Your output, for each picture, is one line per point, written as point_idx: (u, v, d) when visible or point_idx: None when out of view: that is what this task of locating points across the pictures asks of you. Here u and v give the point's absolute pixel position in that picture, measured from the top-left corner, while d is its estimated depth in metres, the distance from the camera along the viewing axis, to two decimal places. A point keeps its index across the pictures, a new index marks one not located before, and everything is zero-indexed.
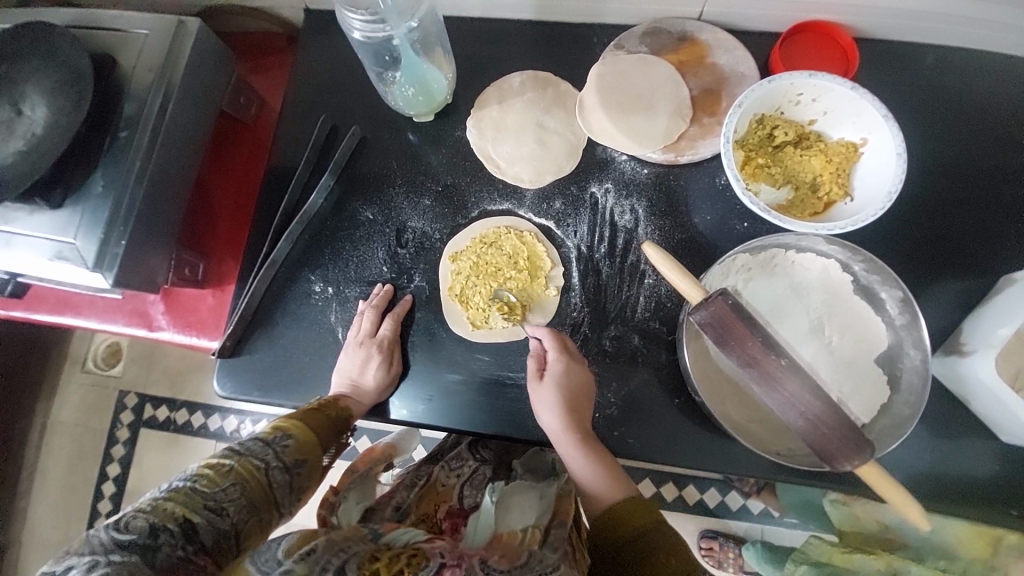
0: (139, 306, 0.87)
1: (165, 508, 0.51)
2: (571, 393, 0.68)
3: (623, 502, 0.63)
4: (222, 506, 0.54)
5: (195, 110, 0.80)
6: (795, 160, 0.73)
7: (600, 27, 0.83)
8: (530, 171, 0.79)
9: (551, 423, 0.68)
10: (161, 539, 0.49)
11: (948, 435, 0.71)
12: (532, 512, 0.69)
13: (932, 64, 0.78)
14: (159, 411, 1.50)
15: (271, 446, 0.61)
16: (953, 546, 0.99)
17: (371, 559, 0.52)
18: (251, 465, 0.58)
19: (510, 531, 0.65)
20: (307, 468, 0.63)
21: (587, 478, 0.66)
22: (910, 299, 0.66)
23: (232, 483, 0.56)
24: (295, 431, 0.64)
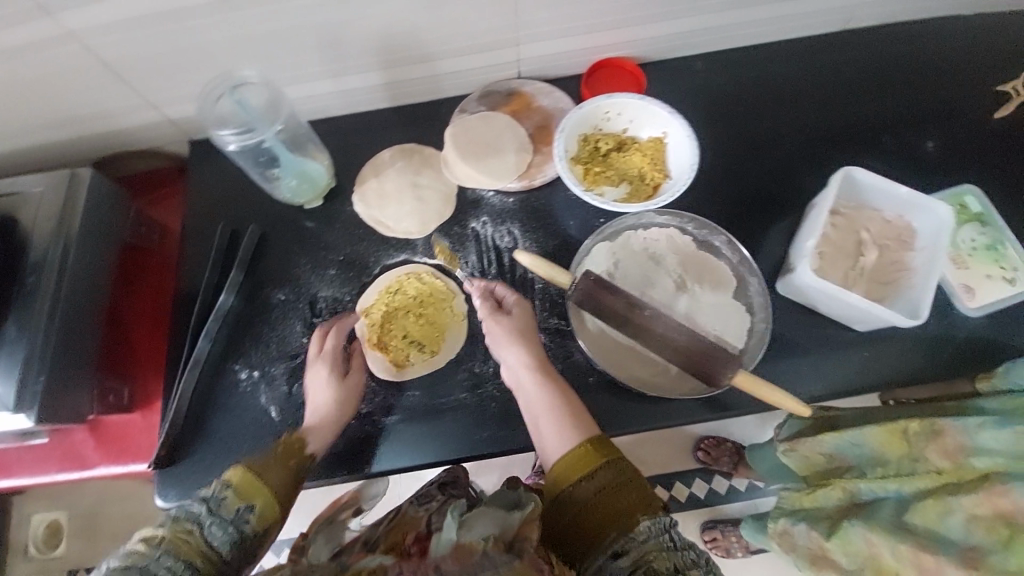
0: (68, 447, 0.89)
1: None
2: (527, 333, 0.77)
3: (573, 448, 0.66)
4: (156, 574, 0.54)
5: (98, 246, 0.86)
6: (621, 161, 0.90)
7: (446, 100, 1.01)
8: (416, 223, 0.91)
9: (510, 349, 0.76)
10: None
11: (815, 342, 0.84)
12: (496, 524, 0.59)
13: (700, 69, 1.00)
14: None
15: (209, 502, 0.61)
16: (880, 451, 0.87)
17: None
18: (182, 529, 0.58)
19: (471, 539, 0.56)
20: (256, 513, 0.62)
21: (547, 424, 0.70)
22: (734, 241, 0.82)
23: (164, 551, 0.55)
24: (232, 480, 0.63)
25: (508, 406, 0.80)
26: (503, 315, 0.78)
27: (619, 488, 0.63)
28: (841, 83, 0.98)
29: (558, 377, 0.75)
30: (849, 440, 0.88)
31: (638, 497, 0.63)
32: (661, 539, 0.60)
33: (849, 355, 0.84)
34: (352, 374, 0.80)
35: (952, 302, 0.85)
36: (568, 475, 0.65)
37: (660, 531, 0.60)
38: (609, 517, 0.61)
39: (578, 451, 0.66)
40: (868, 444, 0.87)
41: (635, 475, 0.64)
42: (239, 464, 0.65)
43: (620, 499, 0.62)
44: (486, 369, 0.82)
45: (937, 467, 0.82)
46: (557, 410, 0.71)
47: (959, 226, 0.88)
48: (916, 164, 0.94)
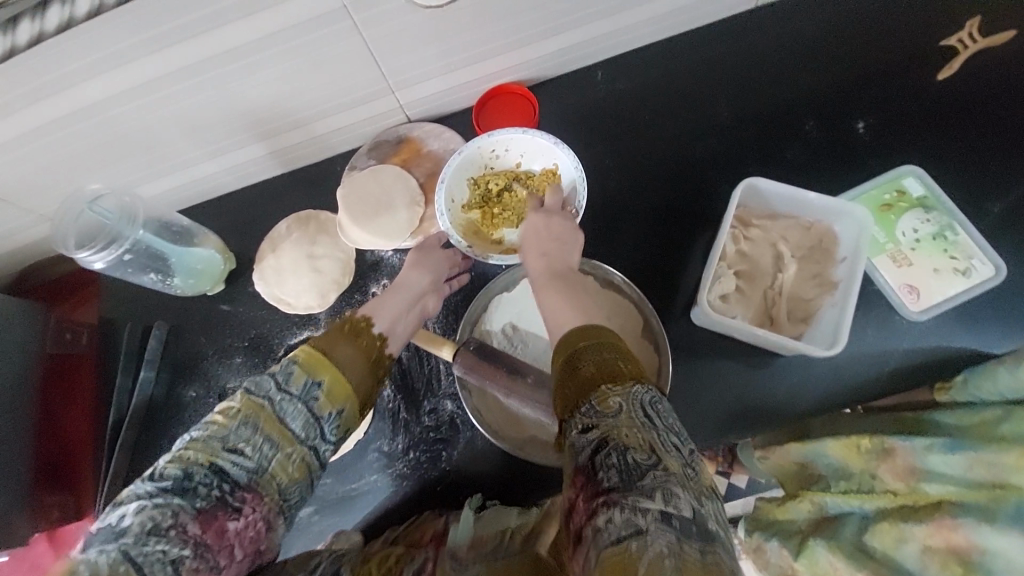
0: (34, 558, 0.92)
1: (186, 455, 0.54)
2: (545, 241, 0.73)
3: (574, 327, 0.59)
4: (241, 445, 0.56)
5: (17, 364, 0.88)
6: (515, 200, 0.84)
7: (339, 156, 0.97)
8: (316, 296, 0.88)
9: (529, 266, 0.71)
10: (195, 482, 0.52)
11: (737, 369, 0.79)
12: (509, 518, 0.72)
13: (601, 78, 0.92)
14: None
15: (275, 376, 0.60)
16: (845, 464, 0.73)
17: (363, 561, 0.63)
18: (255, 402, 0.58)
19: (487, 534, 0.69)
20: (323, 390, 0.62)
21: (552, 315, 0.64)
22: (627, 282, 0.79)
23: (243, 422, 0.57)
24: (299, 356, 0.62)
25: (418, 482, 0.80)
26: (557, 210, 0.76)
27: (596, 368, 0.53)
28: (760, 67, 0.88)
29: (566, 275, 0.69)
30: (815, 452, 0.74)
31: (619, 370, 0.53)
32: (633, 415, 0.50)
33: (776, 379, 0.78)
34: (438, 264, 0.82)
35: (891, 306, 0.77)
36: (568, 349, 0.57)
37: (636, 405, 0.51)
38: (581, 396, 0.53)
39: (568, 333, 0.59)
40: (833, 457, 0.73)
41: (626, 354, 0.55)
42: (312, 340, 0.66)
43: (619, 367, 0.54)
44: (394, 447, 0.81)
45: (889, 487, 0.71)
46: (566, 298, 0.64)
47: (896, 218, 0.80)
48: (846, 150, 0.84)
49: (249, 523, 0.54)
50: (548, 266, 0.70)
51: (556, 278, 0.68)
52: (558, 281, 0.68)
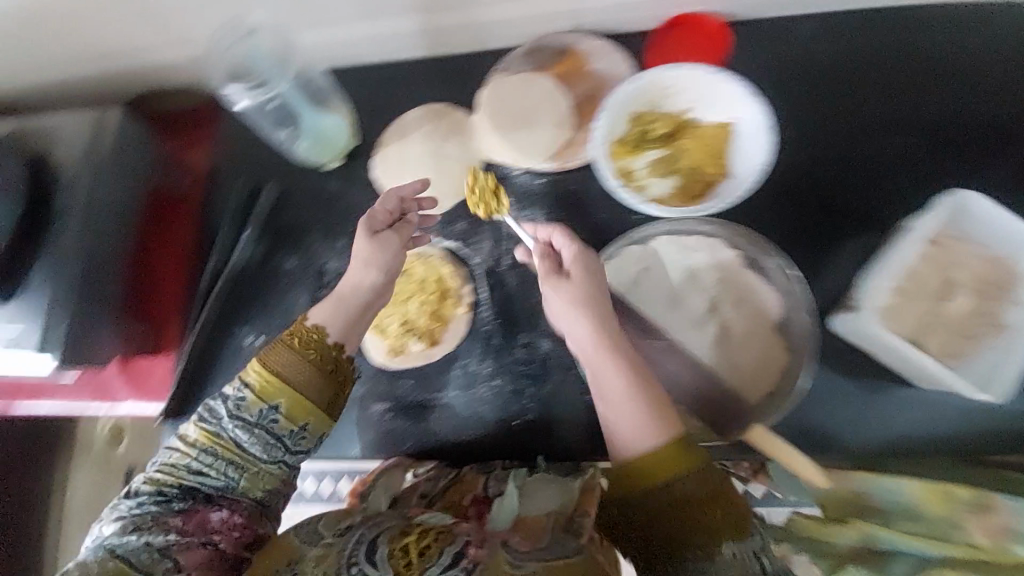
0: (101, 381, 0.94)
1: (159, 478, 0.58)
2: (593, 294, 0.59)
3: (659, 450, 0.50)
4: (174, 482, 0.58)
5: (127, 190, 0.87)
6: (674, 148, 0.77)
7: (487, 54, 0.89)
8: (434, 198, 0.83)
9: (578, 333, 0.57)
10: (169, 497, 0.57)
11: (866, 390, 0.72)
12: (552, 501, 0.64)
13: (797, 34, 0.82)
14: None
15: (240, 415, 0.58)
16: (919, 506, 0.70)
17: (401, 533, 0.53)
18: (208, 432, 0.59)
19: (532, 516, 0.60)
20: (284, 415, 0.59)
21: (615, 412, 0.54)
22: (793, 265, 0.68)
23: (202, 450, 0.58)
24: (251, 379, 0.59)
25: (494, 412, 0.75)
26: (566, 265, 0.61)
27: (689, 507, 0.49)
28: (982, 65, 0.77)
29: (631, 355, 0.56)
30: (887, 484, 0.71)
31: (719, 506, 0.49)
32: (749, 566, 0.49)
33: (898, 410, 0.72)
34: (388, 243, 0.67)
35: None
36: (648, 477, 0.50)
37: (748, 558, 0.49)
38: (679, 530, 0.49)
39: (660, 446, 0.50)
40: (910, 497, 0.71)
41: (722, 486, 0.50)
42: (260, 356, 0.60)
43: (709, 514, 0.49)
44: (481, 369, 0.76)
45: (972, 540, 0.69)
46: (630, 376, 0.54)
47: None
48: None
49: (232, 521, 0.57)
50: (604, 335, 0.57)
51: (616, 344, 0.56)
52: (620, 348, 0.56)
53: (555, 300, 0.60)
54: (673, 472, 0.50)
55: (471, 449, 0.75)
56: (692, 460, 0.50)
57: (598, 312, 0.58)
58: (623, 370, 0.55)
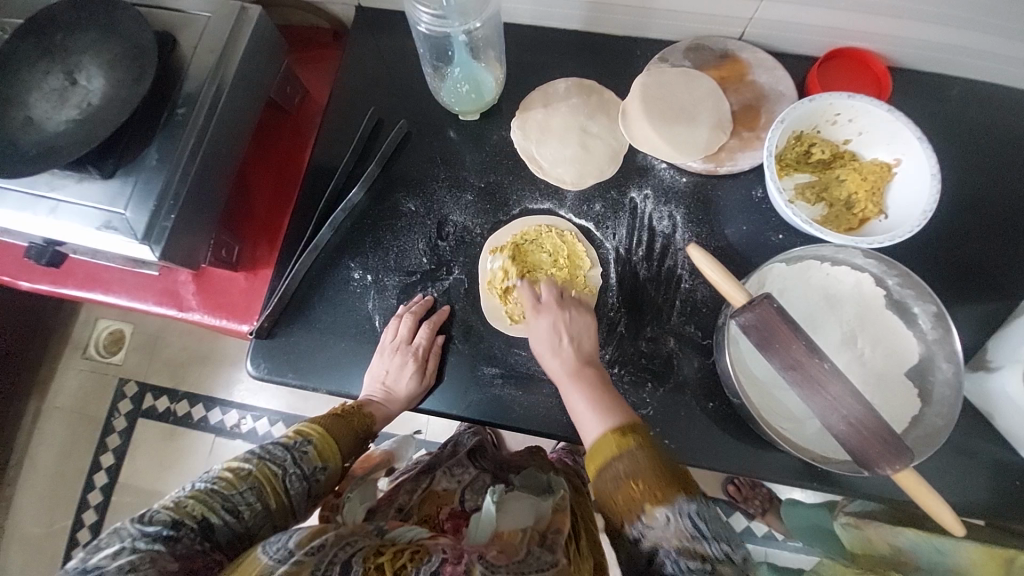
0: (169, 285, 0.89)
1: (185, 505, 0.50)
2: (569, 339, 0.69)
3: (602, 438, 0.59)
4: (238, 509, 0.53)
5: (249, 95, 0.80)
6: (828, 178, 0.76)
7: (644, 41, 0.85)
8: (573, 173, 0.81)
9: (551, 364, 0.69)
10: (183, 533, 0.49)
11: (978, 455, 0.72)
12: (530, 515, 0.67)
13: (958, 94, 0.81)
14: (178, 405, 1.49)
15: (290, 452, 0.58)
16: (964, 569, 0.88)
17: (376, 553, 0.53)
18: (268, 471, 0.55)
19: (510, 530, 0.64)
20: (327, 475, 0.60)
21: (584, 417, 0.64)
22: (944, 314, 0.67)
23: (250, 487, 0.54)
24: (315, 438, 0.60)
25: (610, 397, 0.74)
26: (552, 312, 0.71)
27: (634, 483, 0.56)
28: None
29: (604, 387, 0.66)
30: (941, 545, 0.90)
31: (660, 484, 0.55)
32: (683, 527, 0.55)
33: (1012, 484, 0.71)
34: (542, 323, 0.70)
35: None
36: (595, 459, 0.59)
37: (682, 517, 0.55)
38: (628, 505, 0.56)
39: (602, 439, 0.59)
40: (956, 557, 0.88)
41: (666, 463, 0.57)
42: (314, 419, 0.63)
43: (641, 487, 0.55)
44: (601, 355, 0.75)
45: None
46: (591, 401, 0.65)
47: None
48: None
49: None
50: (567, 359, 0.68)
51: (579, 373, 0.67)
52: (580, 377, 0.67)
53: (545, 351, 0.70)
54: (611, 455, 0.58)
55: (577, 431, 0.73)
56: (638, 443, 0.58)
57: (571, 346, 0.69)
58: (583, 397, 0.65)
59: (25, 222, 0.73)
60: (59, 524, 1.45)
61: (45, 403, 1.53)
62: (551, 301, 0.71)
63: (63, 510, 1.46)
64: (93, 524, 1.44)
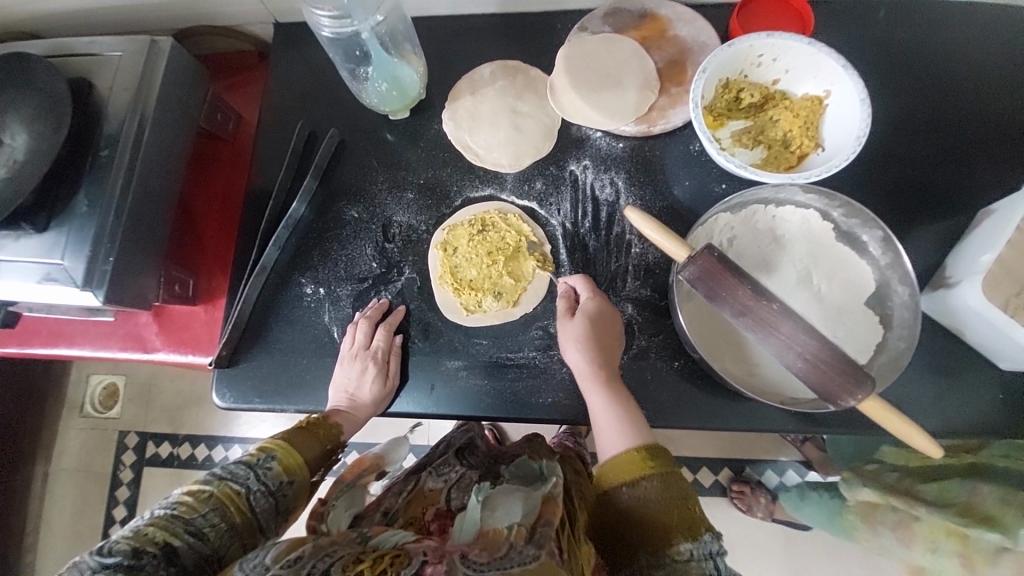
0: (133, 329, 0.89)
1: (145, 533, 0.50)
2: (599, 341, 0.68)
3: (624, 453, 0.60)
4: (203, 531, 0.53)
5: (174, 127, 0.80)
6: (762, 121, 0.75)
7: (563, 13, 0.84)
8: (509, 156, 0.80)
9: (576, 358, 0.68)
10: (145, 560, 0.49)
11: (951, 373, 0.71)
12: (519, 510, 0.62)
13: (884, 17, 0.80)
14: (181, 448, 1.49)
15: (254, 469, 0.58)
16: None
17: (356, 561, 0.51)
18: (230, 490, 0.56)
19: (495, 527, 0.59)
20: (295, 489, 0.61)
21: (605, 423, 0.65)
22: (891, 238, 0.66)
23: (212, 508, 0.54)
24: (279, 452, 0.61)
25: None
26: (595, 307, 0.70)
27: (661, 509, 0.57)
28: None
29: (625, 390, 0.67)
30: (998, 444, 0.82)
31: (685, 514, 0.57)
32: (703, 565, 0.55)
33: (988, 395, 0.70)
34: (576, 318, 0.70)
35: None
36: (612, 478, 0.60)
37: (704, 556, 0.56)
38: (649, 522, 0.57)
39: (630, 456, 0.60)
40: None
41: (683, 500, 0.58)
42: (276, 435, 0.64)
43: (670, 514, 0.57)
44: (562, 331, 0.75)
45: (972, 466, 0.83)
46: (617, 409, 0.65)
47: None
48: None
49: None
50: (599, 361, 0.68)
51: (606, 377, 0.67)
52: (609, 381, 0.67)
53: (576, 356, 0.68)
54: (637, 475, 0.59)
55: (545, 409, 0.73)
56: (662, 471, 0.59)
57: (600, 348, 0.68)
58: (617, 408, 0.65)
59: None
60: None
61: (49, 468, 1.53)
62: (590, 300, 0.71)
63: None
64: None
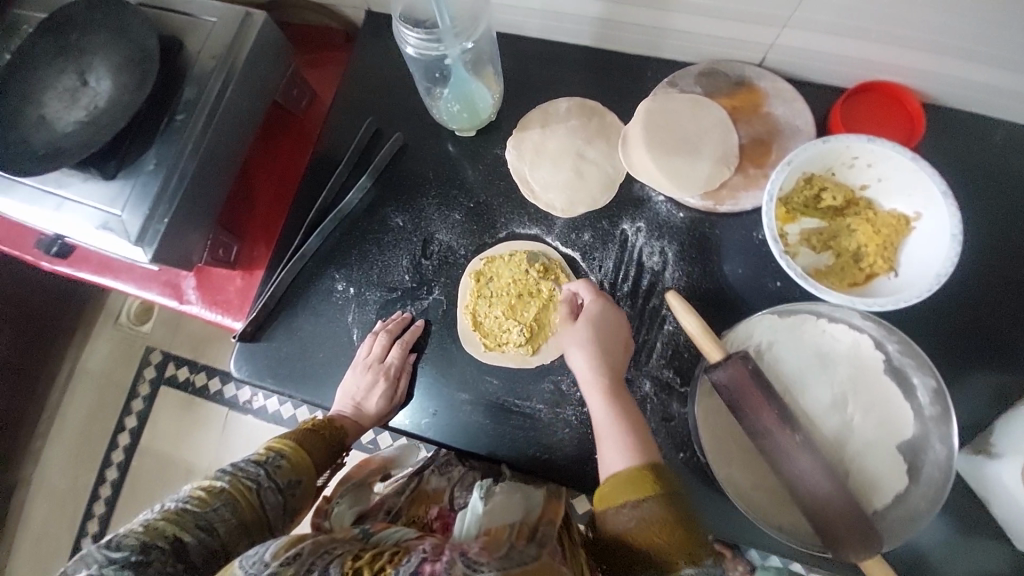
0: (172, 278, 0.93)
1: (156, 526, 0.54)
2: (606, 355, 0.67)
3: (625, 477, 0.57)
4: (212, 525, 0.56)
5: (251, 97, 0.82)
6: (837, 227, 0.70)
7: (655, 61, 0.80)
8: (564, 200, 0.78)
9: (582, 368, 0.67)
10: (153, 556, 0.52)
11: (970, 540, 0.66)
12: (518, 508, 0.64)
13: (1004, 141, 0.72)
14: (197, 377, 1.57)
15: (263, 467, 0.63)
16: None
17: (355, 558, 0.53)
18: (242, 487, 0.60)
19: (497, 526, 0.60)
20: (301, 488, 0.65)
21: (613, 445, 0.62)
22: (943, 391, 0.62)
23: (223, 503, 0.58)
24: (287, 451, 0.65)
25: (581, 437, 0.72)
26: (600, 315, 0.68)
27: (654, 529, 0.55)
28: None
29: (630, 404, 0.65)
30: None
31: (685, 540, 0.55)
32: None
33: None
34: (582, 320, 0.68)
35: None
36: (615, 496, 0.57)
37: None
38: (643, 546, 0.56)
39: (630, 477, 0.57)
40: None
41: (683, 517, 0.56)
42: (285, 435, 0.68)
43: (664, 536, 0.55)
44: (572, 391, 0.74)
45: None
46: (621, 428, 0.62)
47: None
48: None
49: None
50: (604, 373, 0.66)
51: (612, 390, 0.65)
52: (612, 394, 0.65)
53: (582, 362, 0.67)
54: (634, 496, 0.56)
55: (539, 465, 0.72)
56: (663, 490, 0.56)
57: (604, 354, 0.67)
58: (618, 424, 0.63)
59: (35, 215, 0.77)
60: (84, 477, 1.57)
61: (79, 363, 1.65)
62: (597, 302, 0.70)
63: (90, 464, 1.58)
64: (115, 480, 1.55)
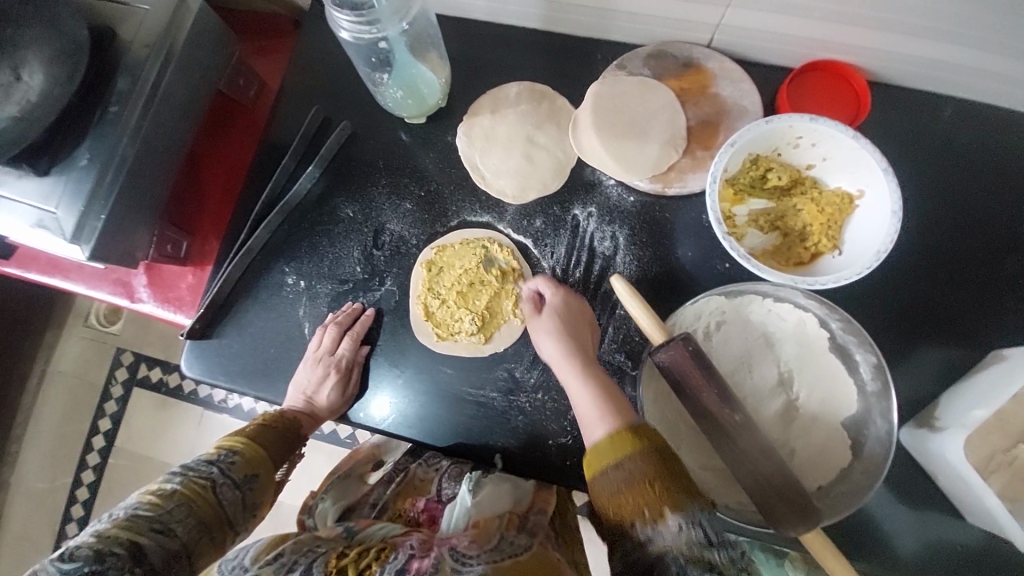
0: (123, 276, 0.91)
1: (109, 534, 0.52)
2: (571, 333, 0.67)
3: (601, 441, 0.54)
4: (169, 527, 0.55)
5: (190, 88, 0.79)
6: (783, 206, 0.71)
7: (606, 43, 0.79)
8: (514, 186, 0.77)
9: (552, 350, 0.66)
10: (108, 564, 0.50)
11: (913, 511, 0.68)
12: (509, 500, 0.70)
13: (949, 117, 0.73)
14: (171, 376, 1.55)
15: (216, 465, 0.62)
16: None
17: (337, 557, 0.58)
18: (196, 485, 0.59)
19: (486, 518, 0.66)
20: (258, 482, 0.64)
21: (587, 412, 0.59)
22: (883, 367, 0.62)
23: (177, 504, 0.57)
24: (240, 447, 0.65)
25: (534, 423, 0.72)
26: (563, 296, 0.69)
27: (644, 485, 0.50)
28: None
29: (603, 377, 0.63)
30: None
31: (669, 487, 0.50)
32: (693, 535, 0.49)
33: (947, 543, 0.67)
34: (546, 313, 0.69)
35: None
36: (599, 458, 0.53)
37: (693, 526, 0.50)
38: (634, 510, 0.50)
39: (608, 438, 0.54)
40: None
41: (671, 463, 0.51)
42: (237, 432, 0.67)
43: (648, 493, 0.50)
44: (526, 378, 0.73)
45: None
46: (595, 395, 0.60)
47: None
48: None
49: None
50: (575, 349, 0.65)
51: (585, 363, 0.64)
52: (586, 366, 0.64)
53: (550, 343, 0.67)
54: (614, 456, 0.52)
55: (495, 452, 0.72)
56: (644, 442, 0.52)
57: (574, 337, 0.67)
58: (592, 387, 0.62)
59: None
60: (58, 481, 1.54)
61: (47, 367, 1.61)
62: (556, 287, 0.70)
63: (63, 468, 1.55)
64: (89, 484, 1.53)
